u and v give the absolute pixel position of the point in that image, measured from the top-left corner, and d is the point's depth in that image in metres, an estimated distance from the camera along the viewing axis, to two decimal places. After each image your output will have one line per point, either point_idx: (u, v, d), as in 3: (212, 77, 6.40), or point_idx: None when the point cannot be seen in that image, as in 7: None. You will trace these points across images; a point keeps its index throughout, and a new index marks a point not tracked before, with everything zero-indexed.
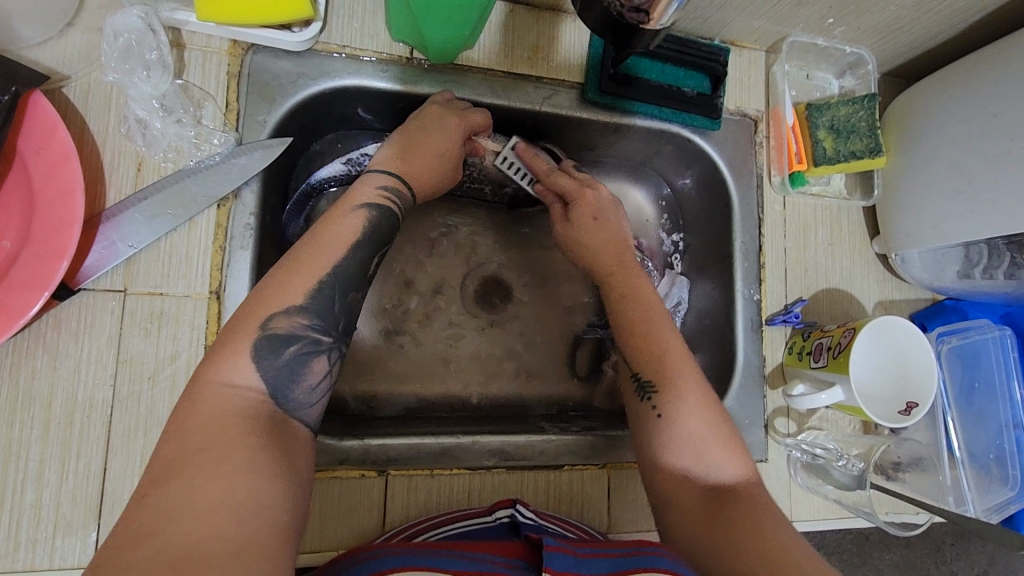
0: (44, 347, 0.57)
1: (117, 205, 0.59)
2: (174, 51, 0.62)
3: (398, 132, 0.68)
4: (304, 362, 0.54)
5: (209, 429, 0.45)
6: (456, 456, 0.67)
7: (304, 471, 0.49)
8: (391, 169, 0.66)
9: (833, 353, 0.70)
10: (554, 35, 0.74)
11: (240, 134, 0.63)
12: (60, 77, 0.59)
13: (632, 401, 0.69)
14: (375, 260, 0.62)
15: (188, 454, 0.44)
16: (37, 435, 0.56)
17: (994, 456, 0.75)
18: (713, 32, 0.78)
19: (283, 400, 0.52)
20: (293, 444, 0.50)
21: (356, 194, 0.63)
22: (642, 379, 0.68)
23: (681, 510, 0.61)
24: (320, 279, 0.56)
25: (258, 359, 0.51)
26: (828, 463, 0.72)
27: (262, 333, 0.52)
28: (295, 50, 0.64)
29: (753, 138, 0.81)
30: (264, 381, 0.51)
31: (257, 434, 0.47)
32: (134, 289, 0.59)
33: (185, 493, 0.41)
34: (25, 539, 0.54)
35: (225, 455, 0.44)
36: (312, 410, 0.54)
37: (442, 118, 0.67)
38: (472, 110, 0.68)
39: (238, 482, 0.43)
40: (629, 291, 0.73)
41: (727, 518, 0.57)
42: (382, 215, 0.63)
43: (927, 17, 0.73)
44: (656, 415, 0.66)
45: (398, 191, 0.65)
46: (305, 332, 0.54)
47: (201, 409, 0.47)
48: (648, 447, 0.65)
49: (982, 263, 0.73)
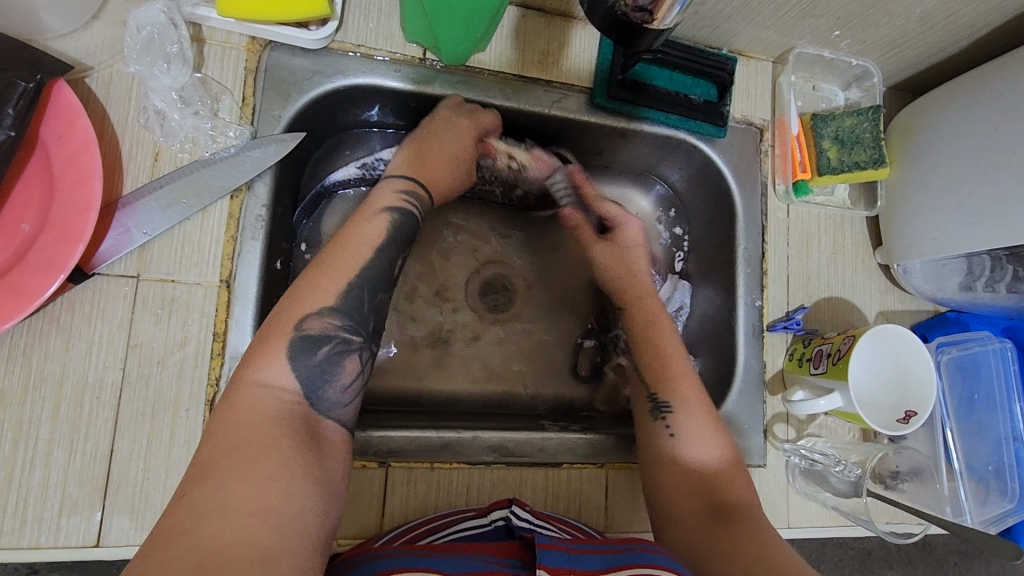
0: (57, 329, 0.58)
1: (133, 193, 0.60)
2: (195, 46, 0.64)
3: (412, 136, 0.72)
4: (336, 362, 0.55)
5: (243, 429, 0.47)
6: (458, 450, 0.68)
7: (336, 473, 0.51)
8: (408, 174, 0.70)
9: (832, 360, 0.71)
10: (565, 40, 0.75)
11: (255, 128, 0.65)
12: (84, 67, 0.61)
13: (643, 418, 0.71)
14: (399, 261, 0.64)
15: (223, 454, 0.45)
16: (47, 415, 0.57)
17: (993, 468, 0.75)
18: (720, 41, 0.79)
19: (318, 401, 0.53)
20: (325, 441, 0.52)
21: (377, 199, 0.66)
22: (656, 400, 0.71)
23: (683, 527, 0.63)
24: (349, 281, 0.58)
25: (294, 361, 0.53)
26: (826, 468, 0.74)
27: (296, 333, 0.54)
28: (311, 48, 0.66)
29: (758, 146, 0.82)
30: (298, 382, 0.53)
31: (292, 437, 0.49)
32: (146, 276, 0.61)
33: (219, 492, 0.43)
34: (32, 516, 0.56)
35: (257, 457, 0.45)
36: (346, 411, 0.55)
37: (452, 119, 0.71)
38: (479, 111, 0.73)
39: (269, 482, 0.44)
40: (646, 316, 0.77)
41: (729, 535, 0.59)
42: (403, 218, 0.66)
43: (932, 32, 0.74)
44: (667, 434, 0.69)
45: (414, 194, 0.69)
46: (336, 332, 0.56)
47: (238, 407, 0.49)
48: (654, 463, 0.68)
49: (985, 276, 0.74)
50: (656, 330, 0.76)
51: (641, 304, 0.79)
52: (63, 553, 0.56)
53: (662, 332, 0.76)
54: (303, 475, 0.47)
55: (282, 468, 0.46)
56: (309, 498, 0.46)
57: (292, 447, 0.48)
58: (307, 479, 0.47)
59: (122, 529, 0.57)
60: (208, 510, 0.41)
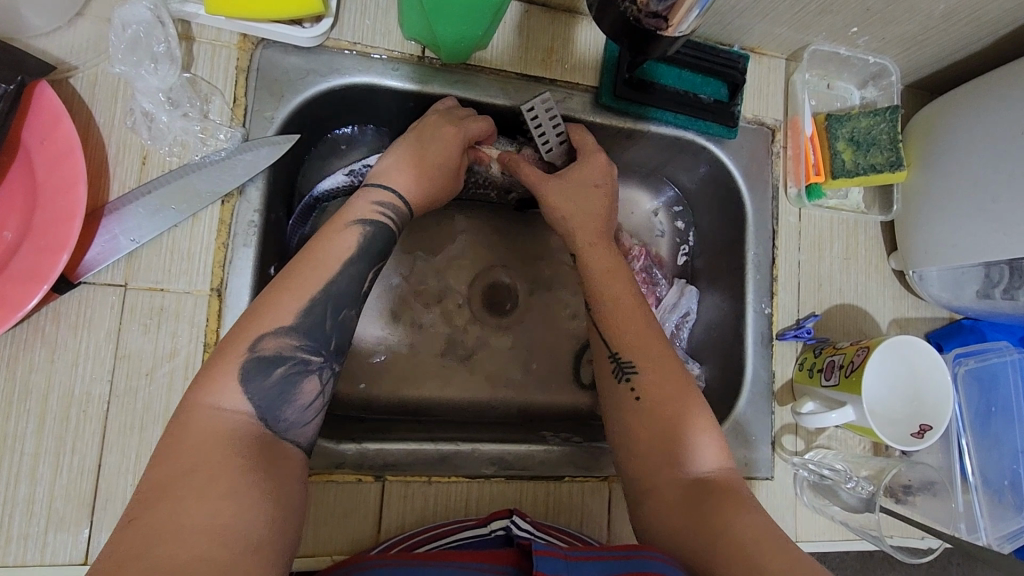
0: (43, 340, 0.56)
1: (120, 198, 0.58)
2: (184, 44, 0.61)
3: (395, 144, 0.67)
4: (293, 383, 0.53)
5: (199, 451, 0.45)
6: (456, 463, 0.66)
7: (296, 496, 0.48)
8: (388, 182, 0.64)
9: (845, 371, 0.68)
10: (570, 37, 0.72)
11: (247, 130, 0.62)
12: (68, 67, 0.59)
13: (608, 381, 0.64)
14: (369, 277, 0.61)
15: (179, 477, 0.43)
16: (32, 428, 0.55)
17: (1009, 482, 0.72)
18: (732, 38, 0.76)
19: (275, 422, 0.51)
20: (280, 465, 0.49)
21: (351, 211, 0.62)
22: (620, 360, 0.64)
23: (659, 505, 0.56)
24: (309, 297, 0.55)
25: (246, 383, 0.51)
26: (835, 484, 0.71)
27: (250, 354, 0.52)
28: (305, 46, 0.64)
29: (770, 147, 0.79)
30: (252, 405, 0.51)
31: (249, 459, 0.46)
32: (134, 284, 0.59)
33: (171, 516, 0.41)
34: (17, 534, 0.54)
35: (214, 481, 0.43)
36: (305, 430, 0.53)
37: (437, 127, 0.65)
38: (471, 120, 0.67)
39: (227, 504, 0.42)
40: (604, 270, 0.68)
41: (704, 515, 0.53)
42: (377, 231, 0.61)
43: (955, 30, 0.71)
44: (633, 397, 0.62)
45: (394, 206, 0.64)
46: (293, 352, 0.53)
47: (190, 433, 0.46)
48: (621, 424, 0.61)
49: (1003, 282, 0.71)
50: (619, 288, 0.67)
51: (596, 253, 0.69)
52: (50, 571, 0.54)
53: (626, 300, 0.66)
54: (261, 496, 0.44)
55: (239, 488, 0.44)
56: (268, 518, 0.44)
57: (250, 469, 0.46)
58: (265, 500, 0.44)
59: None
60: (161, 534, 0.39)
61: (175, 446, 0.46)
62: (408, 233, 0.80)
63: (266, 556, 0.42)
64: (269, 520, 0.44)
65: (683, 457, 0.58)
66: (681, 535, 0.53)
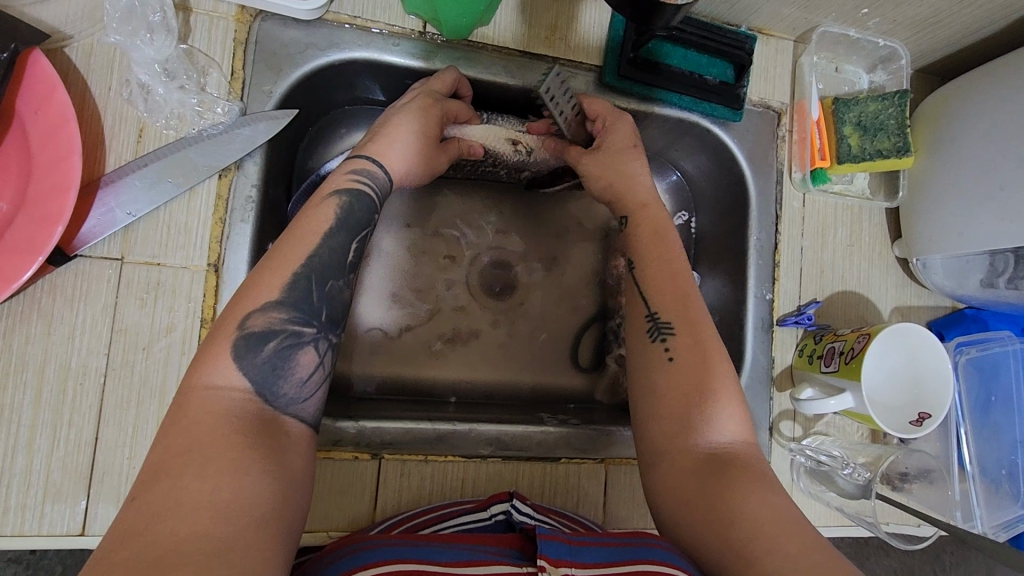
0: (39, 312, 0.56)
1: (116, 171, 0.58)
2: (181, 15, 0.61)
3: (383, 115, 0.64)
4: (288, 355, 0.52)
5: (200, 430, 0.45)
6: (452, 443, 0.65)
7: (301, 471, 0.48)
8: (366, 151, 0.62)
9: (845, 358, 0.68)
10: (573, 15, 0.71)
11: (245, 104, 0.61)
12: (62, 36, 0.58)
13: (640, 341, 0.63)
14: (355, 246, 0.59)
15: (178, 455, 0.43)
16: (29, 400, 0.55)
17: (1006, 471, 0.72)
18: (740, 18, 0.75)
19: (273, 397, 0.51)
20: (283, 439, 0.49)
21: (328, 183, 0.60)
22: (658, 319, 0.63)
23: (672, 464, 0.56)
24: (295, 279, 0.54)
25: (239, 358, 0.50)
26: (832, 470, 0.71)
27: (240, 332, 0.51)
28: (304, 19, 0.62)
29: (775, 131, 0.78)
30: (248, 380, 0.50)
31: (247, 436, 0.46)
32: (131, 258, 0.58)
33: (168, 493, 0.40)
34: (15, 504, 0.54)
35: (214, 457, 0.43)
36: (307, 405, 0.53)
37: (418, 101, 0.63)
38: (450, 100, 0.65)
39: (225, 480, 0.42)
40: None
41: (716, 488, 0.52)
42: (357, 200, 0.59)
43: (969, 13, 0.69)
44: (667, 358, 0.60)
45: (371, 173, 0.61)
46: (283, 325, 0.53)
47: (182, 414, 0.46)
48: (643, 385, 0.61)
49: (1008, 272, 0.70)
50: (650, 254, 0.66)
51: (647, 214, 0.67)
52: (48, 541, 0.55)
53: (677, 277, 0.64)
54: (262, 472, 0.44)
55: (239, 465, 0.43)
56: (269, 491, 0.43)
57: (249, 447, 0.45)
58: (265, 477, 0.44)
59: (107, 518, 0.56)
60: (161, 510, 0.39)
61: (170, 426, 0.45)
62: (408, 214, 0.80)
63: (268, 525, 0.42)
64: (270, 494, 0.43)
65: (701, 428, 0.56)
66: (678, 510, 0.53)
